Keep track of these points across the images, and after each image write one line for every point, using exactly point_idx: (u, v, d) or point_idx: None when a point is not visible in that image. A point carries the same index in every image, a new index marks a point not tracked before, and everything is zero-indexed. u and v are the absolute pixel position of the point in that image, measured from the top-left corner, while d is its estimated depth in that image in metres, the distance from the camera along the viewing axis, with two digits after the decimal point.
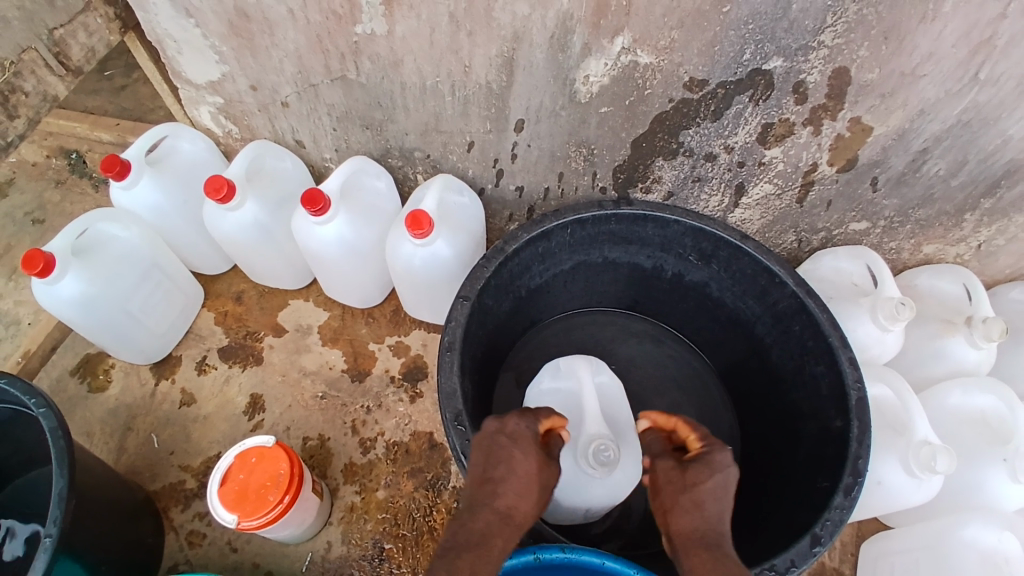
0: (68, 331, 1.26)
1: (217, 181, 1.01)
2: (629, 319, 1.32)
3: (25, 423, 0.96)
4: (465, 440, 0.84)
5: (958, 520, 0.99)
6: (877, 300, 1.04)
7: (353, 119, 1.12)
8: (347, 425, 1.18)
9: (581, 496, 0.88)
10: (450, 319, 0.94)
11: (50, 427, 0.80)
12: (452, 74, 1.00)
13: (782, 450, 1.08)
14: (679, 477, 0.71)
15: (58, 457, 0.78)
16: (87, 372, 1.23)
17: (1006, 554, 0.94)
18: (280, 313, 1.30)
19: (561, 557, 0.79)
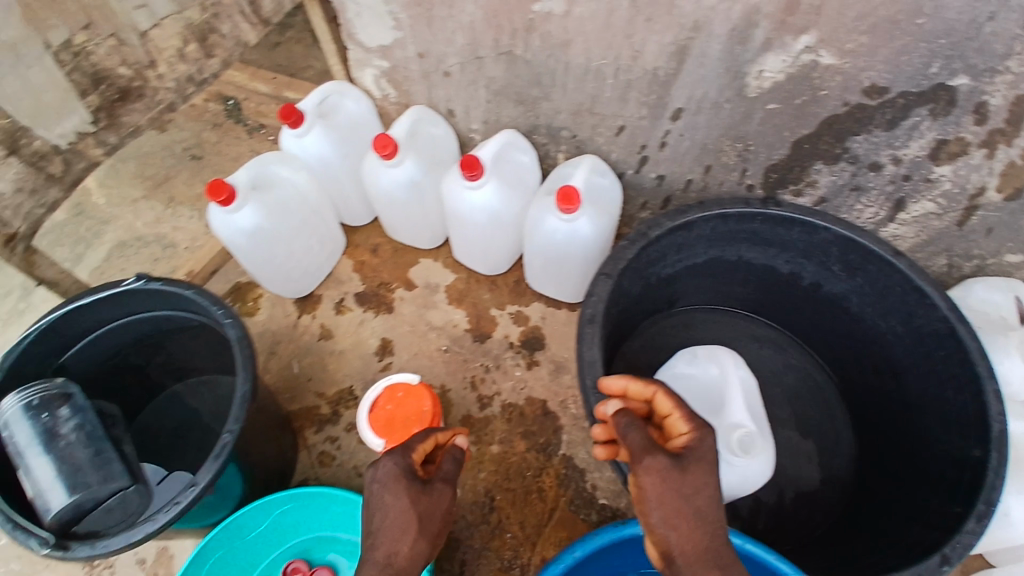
0: (227, 258, 1.41)
1: (386, 139, 1.11)
2: (750, 321, 1.33)
3: (201, 331, 1.07)
4: (603, 406, 0.91)
5: None
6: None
7: (508, 94, 1.18)
8: (467, 380, 1.26)
9: (709, 481, 0.94)
10: (591, 293, 1.00)
11: (235, 336, 0.88)
12: (620, 57, 1.02)
13: (907, 481, 1.07)
14: (670, 479, 0.68)
15: (240, 363, 0.86)
16: (237, 297, 1.37)
17: None
18: (411, 269, 1.39)
19: (703, 535, 0.85)
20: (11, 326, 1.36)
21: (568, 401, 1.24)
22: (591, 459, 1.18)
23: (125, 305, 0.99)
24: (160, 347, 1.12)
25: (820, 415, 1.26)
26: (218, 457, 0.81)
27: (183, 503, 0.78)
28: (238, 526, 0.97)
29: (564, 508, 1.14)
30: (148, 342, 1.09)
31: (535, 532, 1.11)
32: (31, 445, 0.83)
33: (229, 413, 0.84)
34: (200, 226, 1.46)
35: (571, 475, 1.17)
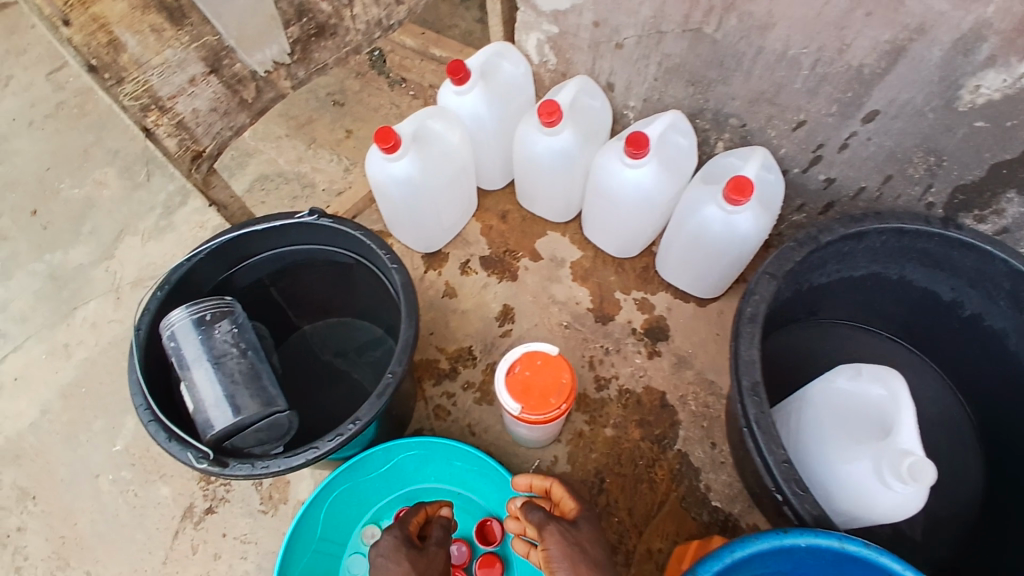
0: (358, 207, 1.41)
1: (552, 105, 1.07)
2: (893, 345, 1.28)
3: (349, 273, 1.05)
4: (761, 411, 0.85)
5: None
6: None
7: (681, 74, 1.13)
8: (584, 359, 1.23)
9: (873, 504, 0.87)
10: (754, 291, 0.93)
11: (402, 281, 0.87)
12: (823, 50, 0.96)
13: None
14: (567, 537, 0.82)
15: (406, 309, 0.84)
16: None
17: None
18: (538, 240, 1.37)
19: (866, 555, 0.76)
20: (153, 241, 1.43)
21: (689, 397, 1.18)
22: (707, 460, 1.13)
23: (287, 237, 0.98)
24: (300, 285, 1.10)
25: (953, 452, 1.19)
26: (380, 397, 0.79)
27: (347, 435, 0.76)
28: (361, 465, 1.02)
29: (675, 502, 1.10)
30: (290, 278, 1.08)
31: (643, 521, 1.08)
32: (198, 360, 0.85)
33: (393, 355, 0.82)
34: (337, 169, 1.51)
35: (685, 472, 1.12)
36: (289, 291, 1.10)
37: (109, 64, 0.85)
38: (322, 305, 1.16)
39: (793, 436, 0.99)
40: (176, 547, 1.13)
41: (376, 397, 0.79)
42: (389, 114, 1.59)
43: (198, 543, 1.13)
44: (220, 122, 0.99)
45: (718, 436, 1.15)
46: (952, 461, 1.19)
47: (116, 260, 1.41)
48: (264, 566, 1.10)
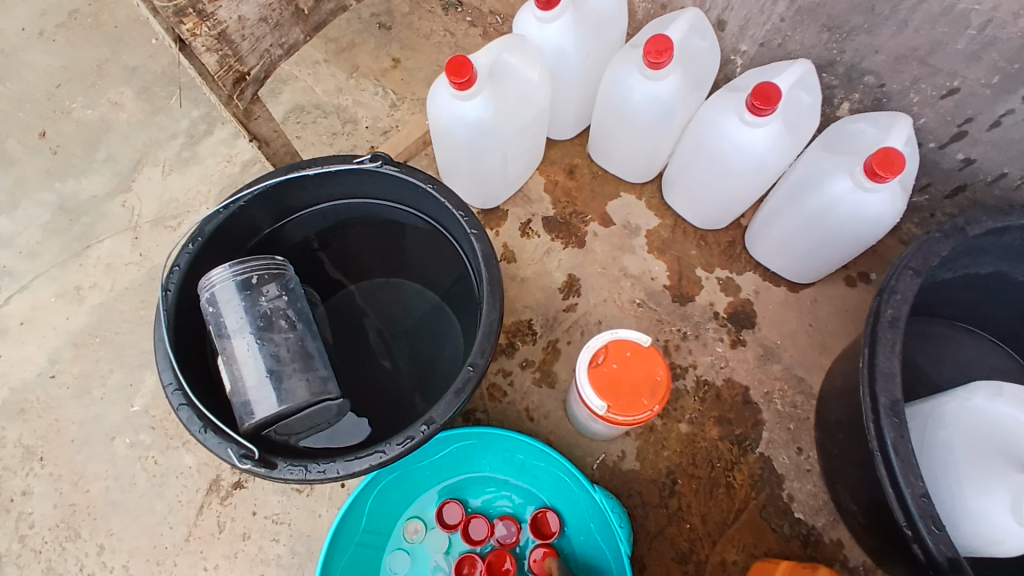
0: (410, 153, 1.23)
1: (664, 43, 0.89)
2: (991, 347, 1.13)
3: (408, 231, 0.91)
4: (902, 435, 0.71)
5: None
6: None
7: (817, 15, 0.93)
8: (658, 344, 1.09)
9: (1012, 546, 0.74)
10: (895, 288, 0.78)
11: (483, 252, 0.73)
12: (999, 10, 0.78)
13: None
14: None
15: (490, 291, 0.70)
16: None
17: None
18: (610, 203, 1.20)
19: None
20: (175, 174, 1.27)
21: (775, 394, 1.05)
22: (792, 466, 1.01)
23: (342, 184, 0.83)
24: (347, 239, 0.95)
25: None
26: (458, 394, 0.67)
27: (418, 439, 0.65)
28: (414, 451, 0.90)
29: (754, 512, 0.98)
30: (337, 231, 0.93)
31: (717, 531, 0.97)
32: (240, 330, 0.73)
33: (472, 343, 0.69)
34: (382, 104, 1.35)
35: (767, 478, 1.00)
36: (333, 245, 0.96)
37: None
38: (369, 263, 1.01)
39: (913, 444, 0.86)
40: (200, 523, 1.04)
41: (454, 394, 0.67)
42: (443, 44, 1.40)
43: (225, 521, 1.03)
44: (269, 36, 0.82)
45: (805, 441, 1.02)
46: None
47: (134, 194, 1.26)
48: (298, 551, 1.01)
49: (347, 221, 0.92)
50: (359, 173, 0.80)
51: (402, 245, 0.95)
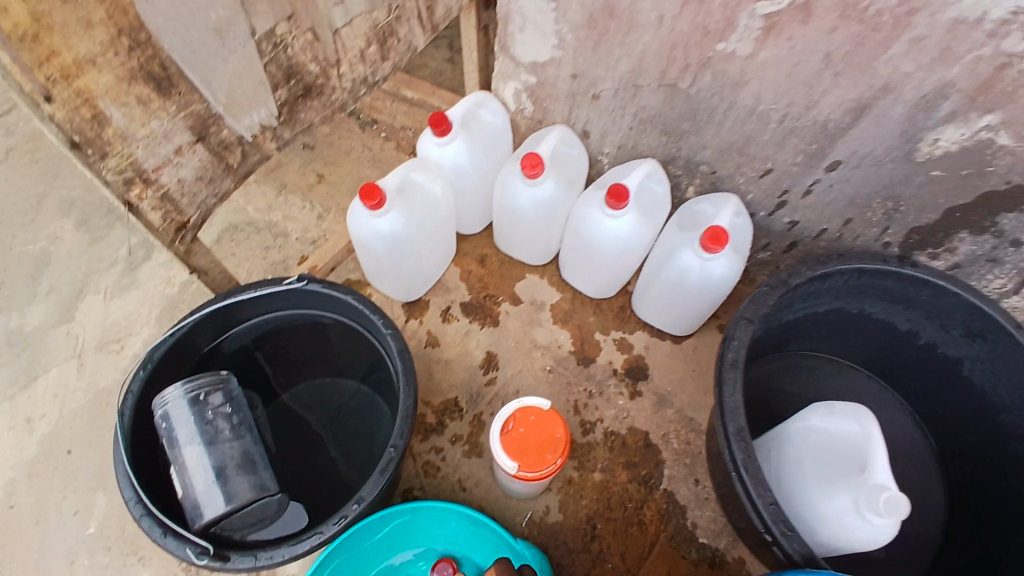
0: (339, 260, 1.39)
1: (535, 158, 1.11)
2: (851, 370, 1.33)
3: (335, 333, 1.05)
4: (749, 455, 0.88)
5: None
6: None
7: (657, 124, 1.17)
8: (569, 404, 1.25)
9: (870, 539, 0.89)
10: (733, 337, 0.98)
11: (397, 348, 0.88)
12: (792, 106, 1.00)
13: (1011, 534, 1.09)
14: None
15: (404, 379, 0.85)
16: None
17: None
18: (518, 284, 1.39)
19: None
20: (118, 299, 1.36)
21: (671, 435, 1.22)
22: (692, 497, 1.16)
23: (274, 301, 0.98)
24: (282, 346, 1.09)
25: (920, 470, 1.27)
26: (383, 473, 0.80)
27: (351, 517, 0.77)
28: (354, 538, 1.00)
29: (665, 543, 1.12)
30: (271, 340, 1.07)
31: (636, 565, 1.11)
32: (189, 440, 0.84)
33: (393, 427, 0.83)
34: (310, 218, 1.52)
35: (673, 511, 1.15)
36: (269, 353, 1.09)
37: (93, 140, 0.79)
38: (303, 365, 1.14)
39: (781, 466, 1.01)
40: None
41: (381, 471, 0.80)
42: (360, 159, 1.61)
43: None
44: (205, 190, 0.96)
45: (701, 473, 1.18)
46: (913, 476, 1.27)
47: (78, 322, 1.34)
48: None
49: (281, 331, 1.06)
50: (287, 293, 0.95)
51: (332, 346, 1.09)
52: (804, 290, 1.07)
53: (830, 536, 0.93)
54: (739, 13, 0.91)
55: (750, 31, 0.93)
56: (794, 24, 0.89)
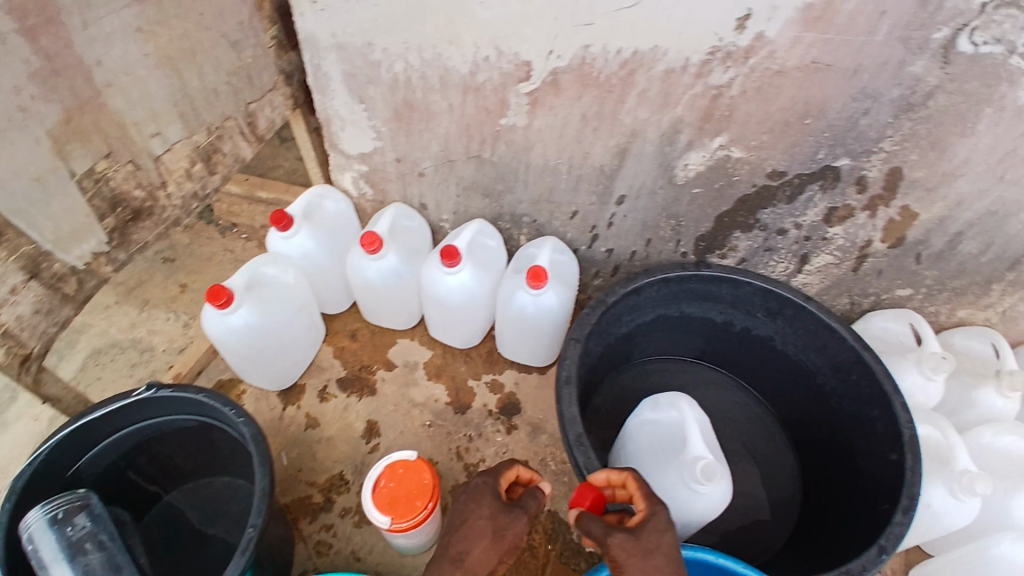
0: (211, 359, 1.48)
1: (372, 235, 1.23)
2: (696, 367, 1.47)
3: (201, 434, 1.11)
4: (588, 458, 1.00)
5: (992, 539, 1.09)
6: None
7: (477, 189, 1.34)
8: (452, 451, 1.34)
9: (702, 514, 1.00)
10: (566, 357, 1.12)
11: (251, 432, 0.97)
12: (573, 158, 1.19)
13: (841, 479, 1.20)
14: (639, 545, 0.80)
15: (258, 461, 0.93)
16: None
17: None
18: (390, 350, 1.49)
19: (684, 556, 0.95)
20: None
21: (548, 458, 1.33)
22: None
23: (128, 415, 1.02)
24: (150, 458, 1.12)
25: (771, 438, 1.39)
26: (244, 553, 0.86)
27: None
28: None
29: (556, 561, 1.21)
30: (137, 455, 1.10)
31: None
32: (54, 560, 0.87)
33: (252, 508, 0.90)
34: (175, 326, 1.59)
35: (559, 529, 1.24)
36: (136, 468, 1.12)
37: None
38: (178, 471, 1.18)
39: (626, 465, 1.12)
40: None
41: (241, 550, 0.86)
42: (223, 262, 1.72)
43: None
44: (44, 322, 1.00)
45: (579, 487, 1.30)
46: (768, 445, 1.38)
47: None
48: None
49: (143, 444, 1.09)
50: (140, 404, 1.01)
51: (202, 449, 1.14)
52: (621, 306, 1.23)
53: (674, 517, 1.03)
54: (507, 94, 1.10)
55: (522, 106, 1.12)
56: (550, 97, 1.09)
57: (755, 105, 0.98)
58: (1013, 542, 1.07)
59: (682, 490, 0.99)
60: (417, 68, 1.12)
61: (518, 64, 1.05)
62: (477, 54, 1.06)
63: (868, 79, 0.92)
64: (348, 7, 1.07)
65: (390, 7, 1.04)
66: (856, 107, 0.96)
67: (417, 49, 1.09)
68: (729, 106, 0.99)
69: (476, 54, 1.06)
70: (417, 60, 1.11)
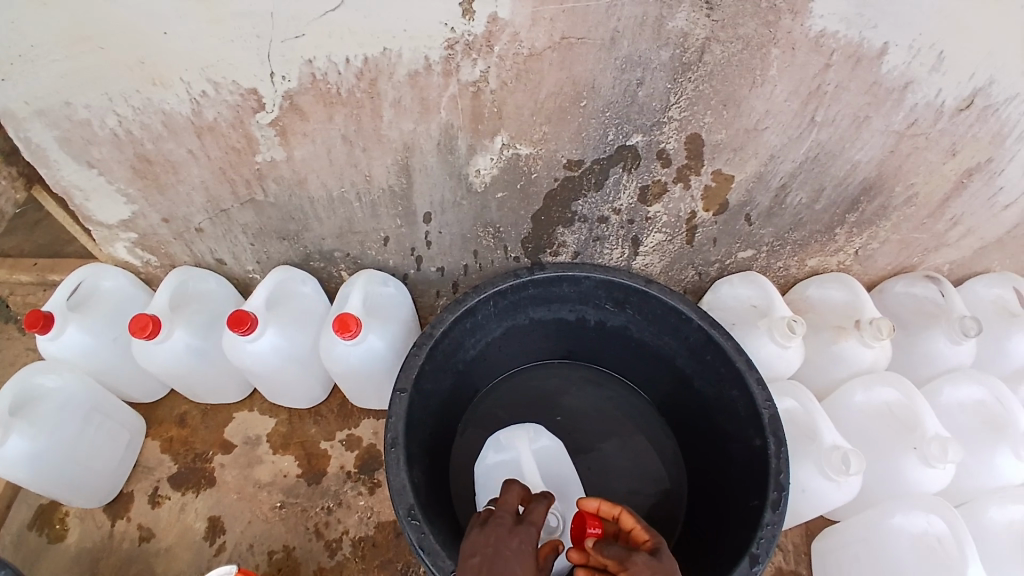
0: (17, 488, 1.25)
1: (142, 318, 1.02)
2: (566, 366, 1.35)
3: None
4: (422, 533, 0.86)
5: (887, 508, 0.99)
6: (1018, 436, 0.99)
7: (269, 233, 1.15)
8: (310, 531, 1.18)
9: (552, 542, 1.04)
10: (390, 414, 0.94)
11: None
12: (357, 184, 1.02)
13: (717, 467, 1.09)
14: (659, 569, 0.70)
15: None
16: (45, 522, 1.23)
17: (936, 534, 0.92)
18: (226, 428, 1.30)
19: None
20: None
21: None
22: None
23: None
24: None
25: (649, 429, 1.28)
26: None
27: None
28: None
29: None
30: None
31: None
32: None
33: None
34: None
35: None
36: None
37: None
38: None
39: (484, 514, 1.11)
40: None
41: None
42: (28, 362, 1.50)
43: None
44: None
45: None
46: (650, 437, 1.27)
47: None
48: None
49: None
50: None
51: None
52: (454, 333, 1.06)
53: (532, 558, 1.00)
54: (248, 128, 0.92)
55: (271, 139, 0.94)
56: (298, 123, 0.91)
57: (522, 97, 0.86)
58: (907, 508, 0.96)
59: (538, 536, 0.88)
60: (132, 117, 0.92)
61: (244, 93, 0.87)
62: (191, 91, 0.87)
63: (630, 44, 0.80)
64: (19, 66, 0.85)
65: (68, 59, 0.84)
66: (627, 78, 0.84)
67: (120, 97, 0.88)
68: (495, 101, 0.86)
69: (189, 91, 0.87)
70: (127, 109, 0.90)
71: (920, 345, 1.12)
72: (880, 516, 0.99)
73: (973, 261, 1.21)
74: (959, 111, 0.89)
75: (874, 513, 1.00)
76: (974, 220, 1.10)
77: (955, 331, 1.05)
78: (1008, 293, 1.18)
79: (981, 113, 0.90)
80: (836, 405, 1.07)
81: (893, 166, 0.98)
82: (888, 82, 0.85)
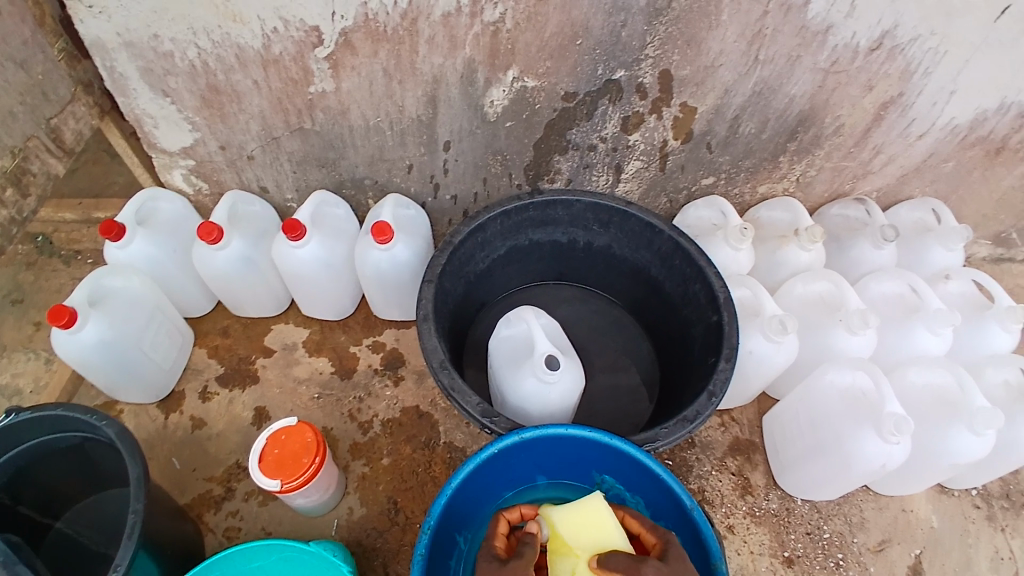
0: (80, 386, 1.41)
1: (208, 225, 1.21)
2: (559, 286, 1.58)
3: (82, 449, 1.12)
4: (453, 378, 1.08)
5: (821, 370, 1.24)
6: (927, 314, 1.26)
7: (310, 161, 1.35)
8: (345, 415, 1.41)
9: (556, 401, 1.14)
10: (420, 298, 1.16)
11: (115, 431, 1.01)
12: (390, 115, 1.24)
13: (683, 350, 1.34)
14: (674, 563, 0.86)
15: (127, 453, 0.98)
16: None
17: (862, 386, 1.18)
18: (265, 337, 1.50)
19: (556, 433, 1.02)
20: None
21: (436, 398, 1.44)
22: (468, 437, 1.40)
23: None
24: (39, 484, 1.13)
25: (629, 335, 1.52)
26: (132, 537, 0.93)
27: None
28: (233, 557, 1.03)
29: None
30: (26, 482, 1.11)
31: None
32: None
33: (130, 495, 0.96)
34: (38, 365, 1.51)
35: (455, 457, 1.38)
36: (34, 498, 1.14)
37: None
38: (76, 491, 1.19)
39: (499, 384, 1.19)
40: None
41: (126, 539, 0.93)
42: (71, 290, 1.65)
43: None
44: None
45: None
46: (630, 339, 1.52)
47: None
48: None
49: (33, 471, 1.11)
50: (4, 432, 1.03)
51: (90, 464, 1.16)
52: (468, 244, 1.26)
53: (538, 409, 1.16)
54: (307, 62, 1.13)
55: (325, 71, 1.15)
56: (349, 57, 1.12)
57: (532, 36, 1.09)
58: (838, 367, 1.21)
59: (549, 382, 1.10)
60: (210, 50, 1.11)
61: (307, 30, 1.08)
62: (265, 27, 1.07)
63: None
64: (124, 3, 1.04)
65: None
66: (614, 21, 1.08)
67: (203, 31, 1.08)
68: (510, 40, 1.10)
69: (263, 27, 1.07)
70: (207, 42, 1.10)
71: (851, 253, 1.40)
72: (817, 377, 1.24)
73: (896, 189, 1.48)
74: (871, 50, 1.15)
75: (811, 376, 1.26)
76: (894, 149, 1.37)
77: (877, 238, 1.34)
78: (927, 215, 1.46)
79: (890, 52, 1.16)
80: (781, 296, 1.32)
81: (822, 99, 1.24)
82: (814, 26, 1.10)
